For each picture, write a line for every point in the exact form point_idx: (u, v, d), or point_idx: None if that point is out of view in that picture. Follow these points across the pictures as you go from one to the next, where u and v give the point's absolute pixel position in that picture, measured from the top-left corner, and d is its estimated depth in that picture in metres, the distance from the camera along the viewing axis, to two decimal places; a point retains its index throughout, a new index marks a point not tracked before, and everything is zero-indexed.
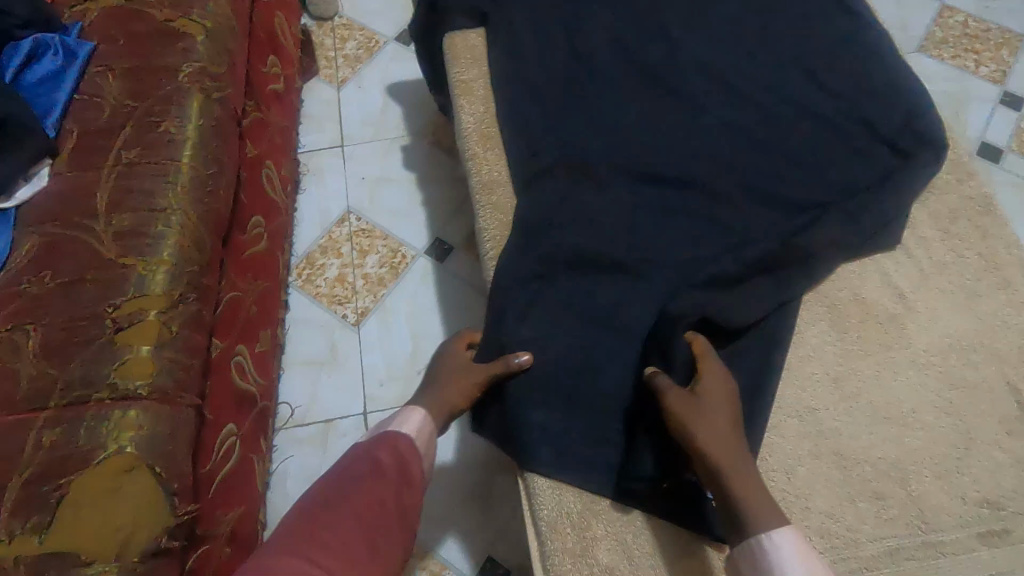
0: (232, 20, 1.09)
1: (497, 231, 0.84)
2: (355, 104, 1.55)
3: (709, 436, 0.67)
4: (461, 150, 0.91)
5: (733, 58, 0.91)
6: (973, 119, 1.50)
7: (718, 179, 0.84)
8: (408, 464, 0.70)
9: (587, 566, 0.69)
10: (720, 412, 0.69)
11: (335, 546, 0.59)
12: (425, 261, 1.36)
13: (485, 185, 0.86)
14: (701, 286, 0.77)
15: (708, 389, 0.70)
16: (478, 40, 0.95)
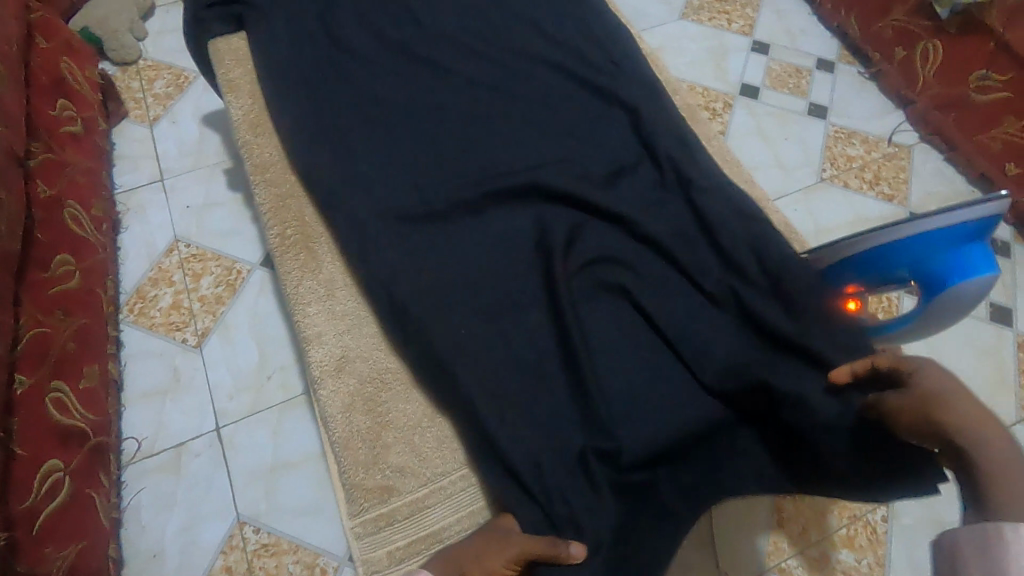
0: None
1: (272, 203, 0.88)
2: (170, 138, 1.56)
3: (963, 392, 0.58)
4: (235, 140, 0.95)
5: (472, 25, 1.03)
6: (732, 67, 1.75)
7: (470, 125, 0.94)
8: None
9: (380, 471, 0.74)
10: (938, 373, 0.60)
11: None
12: (262, 272, 1.38)
13: (258, 166, 0.90)
14: (461, 215, 0.86)
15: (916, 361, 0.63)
16: (241, 43, 1.02)
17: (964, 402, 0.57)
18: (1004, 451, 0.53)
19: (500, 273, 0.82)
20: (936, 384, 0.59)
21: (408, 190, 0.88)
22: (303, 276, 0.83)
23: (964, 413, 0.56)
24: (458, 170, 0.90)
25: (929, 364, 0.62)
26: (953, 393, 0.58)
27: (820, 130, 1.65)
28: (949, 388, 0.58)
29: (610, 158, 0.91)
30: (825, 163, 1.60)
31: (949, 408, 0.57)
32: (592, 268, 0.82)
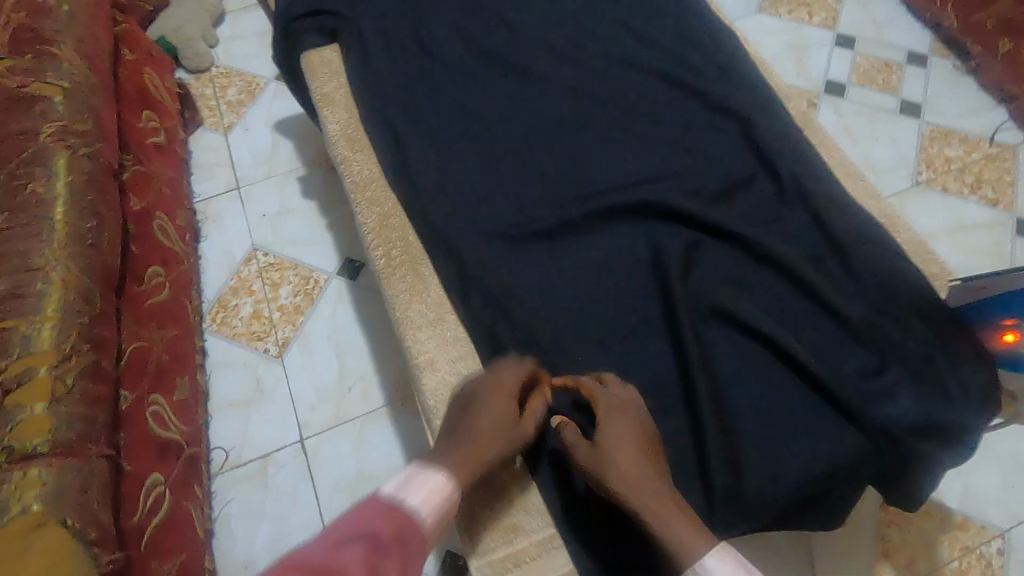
0: (91, 78, 1.10)
1: (376, 221, 0.85)
2: (245, 146, 1.57)
3: (629, 454, 0.65)
4: (332, 156, 0.93)
5: (568, 29, 0.98)
6: (815, 64, 1.66)
7: (573, 137, 0.89)
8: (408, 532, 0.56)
9: (500, 506, 0.72)
10: (621, 429, 0.66)
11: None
12: (339, 281, 1.37)
13: (358, 184, 0.88)
14: (569, 236, 0.82)
15: (619, 409, 0.68)
16: (333, 55, 1.00)
17: (631, 463, 0.64)
18: (655, 497, 0.62)
19: (614, 298, 0.78)
20: (606, 439, 0.66)
21: (513, 208, 0.84)
22: (411, 300, 0.80)
23: (620, 474, 0.64)
24: (563, 185, 0.86)
25: (604, 409, 0.68)
26: (625, 456, 0.65)
27: (914, 130, 1.55)
28: (613, 452, 0.65)
29: (725, 171, 0.85)
30: (920, 166, 1.50)
31: (625, 464, 0.64)
32: (714, 290, 0.76)
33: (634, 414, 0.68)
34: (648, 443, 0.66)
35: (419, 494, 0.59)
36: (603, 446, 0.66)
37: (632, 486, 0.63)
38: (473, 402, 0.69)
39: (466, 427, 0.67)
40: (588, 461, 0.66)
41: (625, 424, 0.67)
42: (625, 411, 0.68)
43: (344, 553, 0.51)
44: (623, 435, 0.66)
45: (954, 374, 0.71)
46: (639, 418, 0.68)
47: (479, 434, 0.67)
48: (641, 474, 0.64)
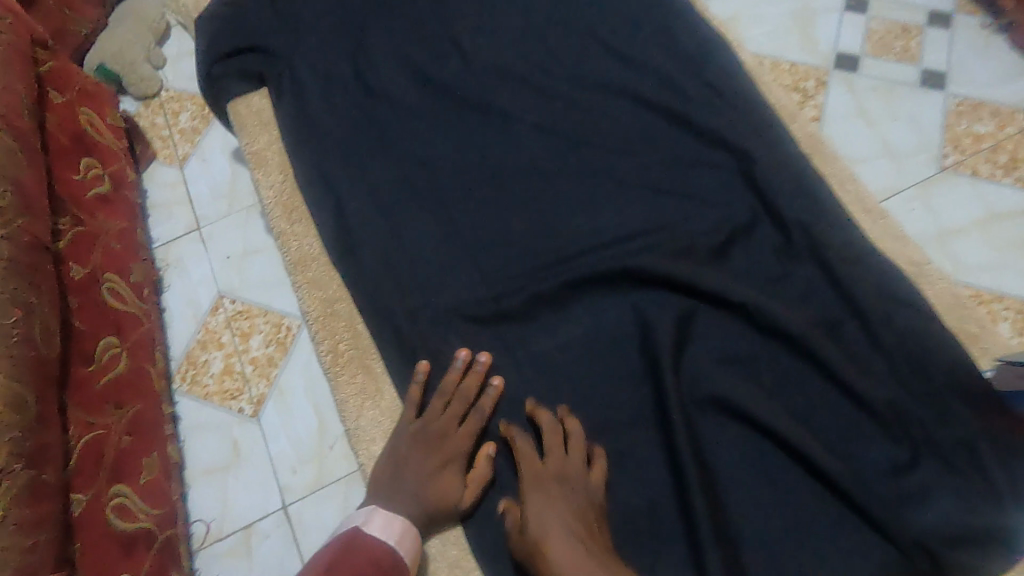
0: (7, 141, 0.99)
1: (319, 309, 0.75)
2: (201, 178, 1.44)
3: (558, 530, 0.57)
4: (268, 227, 0.82)
5: (528, 51, 0.84)
6: (823, 35, 1.47)
7: (539, 187, 0.77)
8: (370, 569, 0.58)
9: None
10: (550, 502, 0.60)
11: None
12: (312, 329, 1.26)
13: (296, 264, 0.77)
14: (539, 311, 0.71)
15: (550, 477, 0.62)
16: (262, 103, 0.88)
17: (560, 543, 0.56)
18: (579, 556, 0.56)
19: (593, 387, 0.67)
20: (539, 513, 0.59)
21: (474, 281, 0.73)
22: (362, 408, 0.70)
23: (551, 555, 0.56)
24: (530, 249, 0.74)
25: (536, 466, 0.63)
26: (552, 519, 0.58)
27: (937, 104, 1.38)
28: (543, 526, 0.58)
29: (718, 220, 0.72)
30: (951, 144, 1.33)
31: (551, 541, 0.57)
32: (709, 375, 0.65)
33: (571, 481, 0.61)
34: (585, 517, 0.59)
35: (384, 529, 0.62)
36: (534, 519, 0.59)
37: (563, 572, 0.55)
38: (414, 464, 0.65)
39: (406, 488, 0.64)
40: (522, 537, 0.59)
41: (558, 498, 0.60)
42: (561, 480, 0.61)
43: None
44: (554, 506, 0.59)
45: (1004, 469, 0.59)
46: (578, 484, 0.61)
47: (425, 499, 0.64)
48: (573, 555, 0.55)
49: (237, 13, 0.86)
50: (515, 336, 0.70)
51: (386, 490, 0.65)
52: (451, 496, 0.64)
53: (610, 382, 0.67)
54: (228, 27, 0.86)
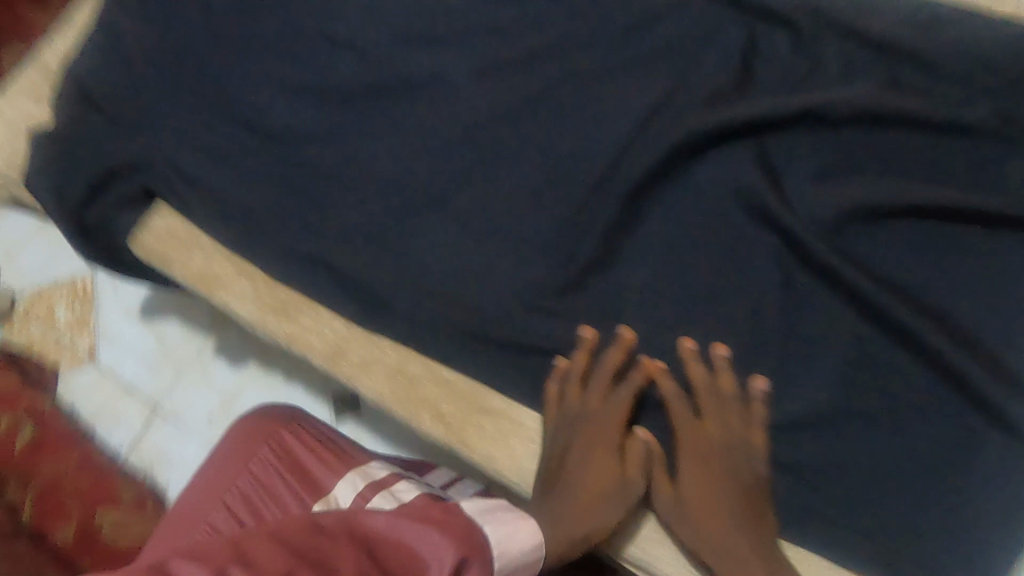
0: None
1: (397, 391, 0.62)
2: (122, 358, 1.22)
3: (723, 509, 0.53)
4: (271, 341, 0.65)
5: (420, 9, 0.73)
6: None
7: (523, 127, 0.67)
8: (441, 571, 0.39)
9: None
10: (709, 477, 0.54)
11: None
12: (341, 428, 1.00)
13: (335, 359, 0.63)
14: (612, 242, 0.61)
15: (711, 442, 0.55)
16: (168, 221, 0.70)
17: (717, 527, 0.53)
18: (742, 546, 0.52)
19: (721, 276, 0.59)
20: (695, 485, 0.55)
21: (536, 253, 0.63)
22: (508, 453, 0.60)
23: (701, 537, 0.53)
24: (559, 190, 0.64)
25: (698, 431, 0.56)
26: (716, 498, 0.54)
27: None
28: (700, 506, 0.54)
29: (722, 49, 0.65)
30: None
31: (708, 521, 0.53)
32: (821, 196, 0.58)
33: (732, 445, 0.55)
34: (750, 492, 0.54)
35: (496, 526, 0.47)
36: (690, 492, 0.54)
37: (726, 553, 0.52)
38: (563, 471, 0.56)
39: (559, 503, 0.55)
40: (676, 515, 0.55)
41: (716, 469, 0.55)
42: (716, 446, 0.55)
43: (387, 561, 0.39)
44: (719, 482, 0.54)
45: None
46: (739, 449, 0.55)
47: (581, 505, 0.55)
48: (739, 533, 0.53)
49: (94, 149, 0.73)
50: (603, 280, 0.61)
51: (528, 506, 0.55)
52: (608, 491, 0.55)
53: (733, 261, 0.59)
54: (92, 166, 0.72)
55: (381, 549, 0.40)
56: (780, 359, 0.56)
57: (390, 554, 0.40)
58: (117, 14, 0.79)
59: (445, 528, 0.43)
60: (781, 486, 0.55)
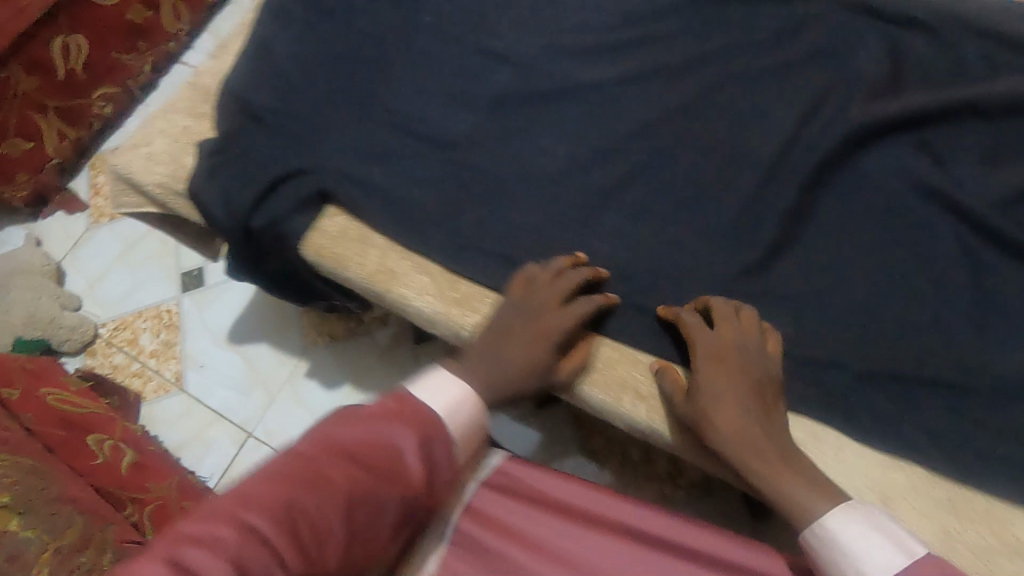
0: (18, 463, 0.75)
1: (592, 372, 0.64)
2: (215, 384, 1.21)
3: (731, 405, 0.54)
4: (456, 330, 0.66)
5: (565, 24, 0.78)
6: None
7: (682, 125, 0.70)
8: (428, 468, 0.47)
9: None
10: (725, 376, 0.56)
11: (299, 518, 0.40)
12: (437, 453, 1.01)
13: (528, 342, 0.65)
14: (788, 227, 0.64)
15: (724, 346, 0.57)
16: (339, 223, 0.72)
17: (733, 420, 0.54)
18: (758, 440, 0.53)
19: (901, 255, 0.61)
20: (708, 387, 0.56)
21: (713, 242, 0.65)
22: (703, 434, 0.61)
23: (724, 435, 0.54)
24: (727, 182, 0.67)
25: (709, 338, 0.58)
26: (727, 396, 0.55)
27: None
28: (712, 405, 0.55)
29: (871, 49, 0.69)
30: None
31: (726, 416, 0.54)
32: (989, 179, 0.62)
33: (748, 350, 0.57)
34: (760, 388, 0.55)
35: (438, 400, 0.51)
36: (703, 392, 0.56)
37: (734, 445, 0.53)
38: (500, 346, 0.58)
39: (500, 363, 0.57)
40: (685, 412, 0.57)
41: (728, 368, 0.56)
42: (725, 352, 0.56)
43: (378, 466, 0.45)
44: (728, 378, 0.55)
45: None
46: (752, 354, 0.56)
47: (517, 369, 0.58)
48: (747, 425, 0.53)
49: (255, 157, 0.75)
50: (782, 264, 0.64)
51: (468, 365, 0.57)
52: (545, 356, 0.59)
53: (910, 241, 0.62)
54: (258, 172, 0.74)
55: (360, 450, 0.45)
56: (973, 329, 0.58)
57: (369, 448, 0.45)
58: (272, 34, 0.83)
59: (397, 413, 0.48)
60: (996, 449, 0.55)
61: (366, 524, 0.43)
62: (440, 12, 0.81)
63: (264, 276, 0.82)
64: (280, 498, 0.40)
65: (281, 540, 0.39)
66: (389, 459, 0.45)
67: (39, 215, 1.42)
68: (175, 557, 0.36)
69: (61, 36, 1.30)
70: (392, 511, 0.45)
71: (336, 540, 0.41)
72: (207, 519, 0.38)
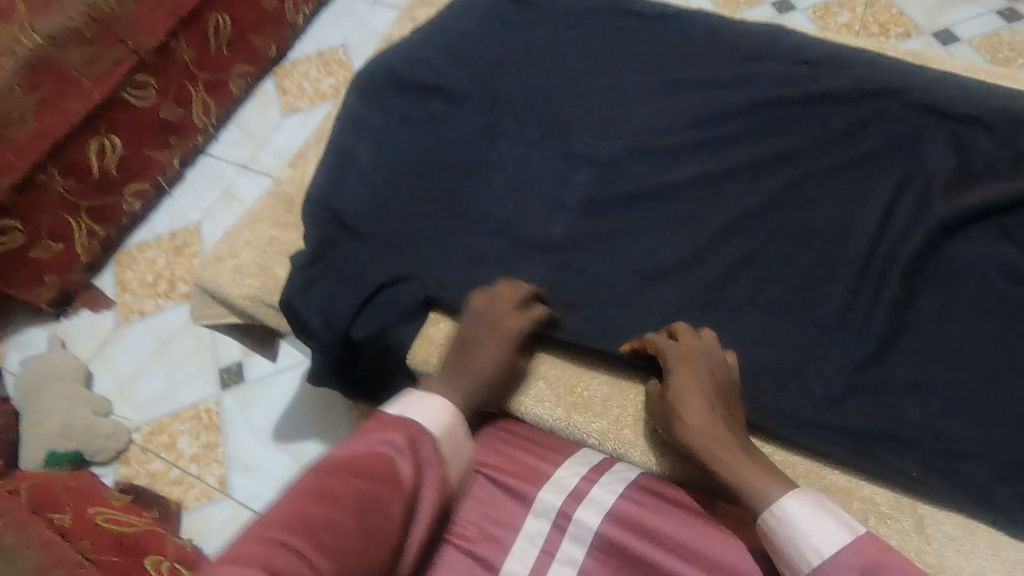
0: None
1: None
2: (267, 487, 1.15)
3: (698, 404, 0.58)
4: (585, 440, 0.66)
5: (638, 124, 0.82)
6: None
7: (772, 220, 0.73)
8: (405, 459, 0.50)
9: None
10: (692, 376, 0.60)
11: (304, 531, 0.42)
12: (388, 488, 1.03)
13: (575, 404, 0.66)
14: (895, 318, 0.66)
15: (688, 354, 0.61)
16: (444, 331, 0.75)
17: (700, 418, 0.58)
18: (718, 436, 0.57)
19: (1006, 341, 0.64)
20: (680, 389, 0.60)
21: (827, 333, 0.66)
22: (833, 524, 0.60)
23: (695, 434, 0.57)
24: (827, 274, 0.69)
25: (678, 349, 0.62)
26: (698, 401, 0.59)
27: (803, 21, 1.53)
28: (683, 403, 0.59)
29: (935, 146, 0.75)
30: (895, 42, 1.47)
31: (689, 410, 0.58)
32: None
33: (707, 355, 0.61)
34: (721, 390, 0.60)
35: (421, 405, 0.56)
36: (679, 394, 0.59)
37: (700, 438, 0.57)
38: (474, 352, 0.64)
39: (472, 371, 0.63)
40: (659, 414, 0.61)
41: (696, 373, 0.60)
42: (694, 357, 0.61)
43: (368, 464, 0.48)
44: (697, 382, 0.60)
45: None
46: (707, 358, 0.61)
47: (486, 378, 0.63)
48: (710, 424, 0.58)
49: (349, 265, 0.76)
50: (895, 353, 0.65)
51: (449, 382, 0.61)
52: (507, 366, 0.65)
53: (1015, 326, 0.64)
54: (357, 282, 0.75)
55: (354, 466, 0.48)
56: None
57: (363, 463, 0.48)
58: (352, 143, 0.85)
59: (383, 429, 0.52)
60: None
61: (381, 526, 0.45)
62: (519, 117, 0.84)
63: (348, 383, 0.80)
64: (284, 519, 0.43)
65: (300, 550, 0.41)
66: (386, 468, 0.48)
67: (62, 315, 1.36)
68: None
69: (98, 138, 1.29)
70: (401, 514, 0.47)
71: (350, 542, 0.43)
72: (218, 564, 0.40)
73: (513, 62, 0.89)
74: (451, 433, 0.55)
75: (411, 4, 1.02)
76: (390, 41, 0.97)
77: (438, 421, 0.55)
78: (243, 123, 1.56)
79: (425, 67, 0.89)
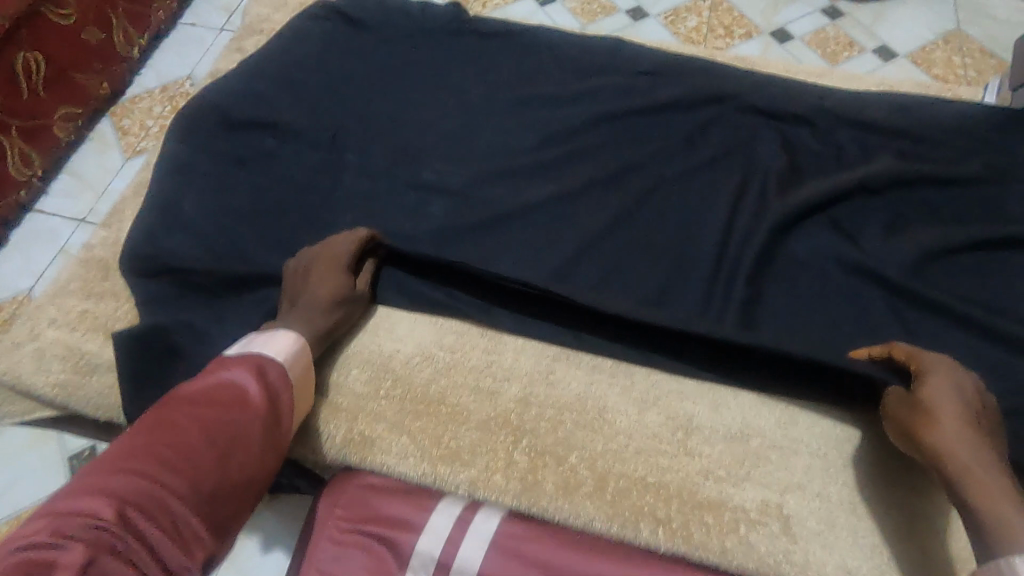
0: None
1: (613, 505, 0.58)
2: None
3: (957, 418, 0.53)
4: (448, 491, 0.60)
5: (488, 147, 0.80)
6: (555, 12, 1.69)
7: (624, 234, 0.73)
8: (250, 383, 0.53)
9: None
10: (949, 390, 0.55)
11: (157, 454, 0.44)
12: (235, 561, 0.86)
13: (380, 424, 0.63)
14: (744, 319, 0.67)
15: (949, 371, 0.57)
16: None
17: (956, 430, 0.52)
18: (968, 449, 0.51)
19: (843, 326, 0.67)
20: (936, 398, 0.55)
21: (686, 342, 0.66)
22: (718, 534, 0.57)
23: (946, 445, 0.52)
24: (680, 283, 0.70)
25: (939, 363, 0.57)
26: (953, 412, 0.53)
27: (656, 27, 1.60)
28: (936, 410, 0.54)
29: (764, 147, 0.78)
30: (739, 43, 1.56)
31: (942, 415, 0.53)
32: (890, 247, 0.70)
33: (963, 377, 0.56)
34: (980, 418, 0.54)
35: (267, 344, 0.57)
36: (931, 403, 0.54)
37: (953, 452, 0.51)
38: (306, 280, 0.65)
39: (307, 303, 0.63)
40: (899, 422, 0.56)
41: (962, 392, 0.55)
42: (953, 369, 0.57)
43: (213, 395, 0.50)
44: (956, 396, 0.55)
45: None
46: (966, 380, 0.56)
47: (320, 303, 0.63)
48: (970, 443, 0.52)
49: (175, 334, 0.66)
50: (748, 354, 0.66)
51: (288, 321, 0.62)
52: (344, 287, 0.65)
53: (847, 312, 0.68)
54: (188, 352, 0.66)
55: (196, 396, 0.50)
56: None
57: (206, 393, 0.50)
58: (174, 192, 0.76)
59: (222, 364, 0.54)
60: None
61: (233, 444, 0.48)
62: (364, 150, 0.79)
63: None
64: (134, 451, 0.44)
65: (153, 471, 0.43)
66: (232, 393, 0.51)
67: None
68: (40, 513, 0.39)
69: None
70: (254, 431, 0.50)
71: (205, 458, 0.46)
72: (64, 497, 0.40)
73: (352, 93, 0.83)
74: (297, 360, 0.58)
75: (238, 33, 0.94)
76: (216, 76, 0.88)
77: (277, 352, 0.57)
78: (74, 170, 1.33)
79: (252, 105, 0.82)
